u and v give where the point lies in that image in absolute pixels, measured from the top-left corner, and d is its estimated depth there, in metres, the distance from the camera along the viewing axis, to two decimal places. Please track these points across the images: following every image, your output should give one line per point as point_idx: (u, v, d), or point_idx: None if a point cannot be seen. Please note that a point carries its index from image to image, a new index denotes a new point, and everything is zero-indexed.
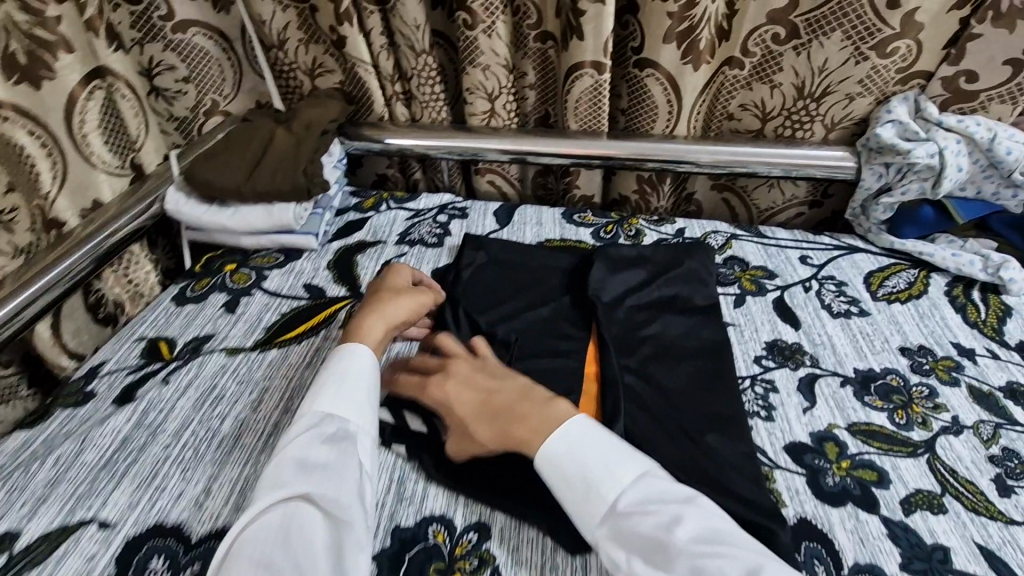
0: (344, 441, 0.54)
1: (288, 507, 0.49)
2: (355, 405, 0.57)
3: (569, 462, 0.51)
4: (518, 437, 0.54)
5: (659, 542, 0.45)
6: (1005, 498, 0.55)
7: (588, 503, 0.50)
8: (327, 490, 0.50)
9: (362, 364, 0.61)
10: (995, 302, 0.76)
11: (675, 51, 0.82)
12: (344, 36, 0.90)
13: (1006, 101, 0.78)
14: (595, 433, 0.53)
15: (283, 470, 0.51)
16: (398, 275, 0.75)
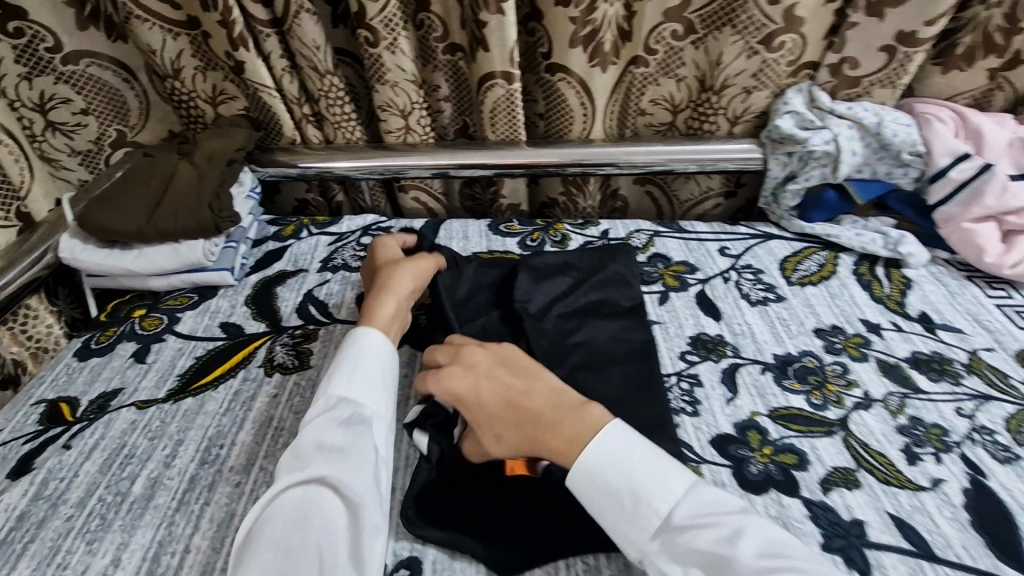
0: (359, 425, 0.58)
1: (307, 488, 0.52)
2: (368, 390, 0.60)
3: (614, 472, 0.51)
4: (544, 443, 0.54)
5: (720, 559, 0.45)
6: (913, 466, 0.58)
7: (637, 520, 0.49)
8: (344, 472, 0.53)
9: (374, 346, 0.64)
10: (897, 276, 0.81)
11: (582, 55, 0.83)
12: (242, 61, 0.86)
13: (887, 86, 0.82)
14: (635, 445, 0.52)
15: (303, 451, 0.55)
16: (388, 251, 0.80)
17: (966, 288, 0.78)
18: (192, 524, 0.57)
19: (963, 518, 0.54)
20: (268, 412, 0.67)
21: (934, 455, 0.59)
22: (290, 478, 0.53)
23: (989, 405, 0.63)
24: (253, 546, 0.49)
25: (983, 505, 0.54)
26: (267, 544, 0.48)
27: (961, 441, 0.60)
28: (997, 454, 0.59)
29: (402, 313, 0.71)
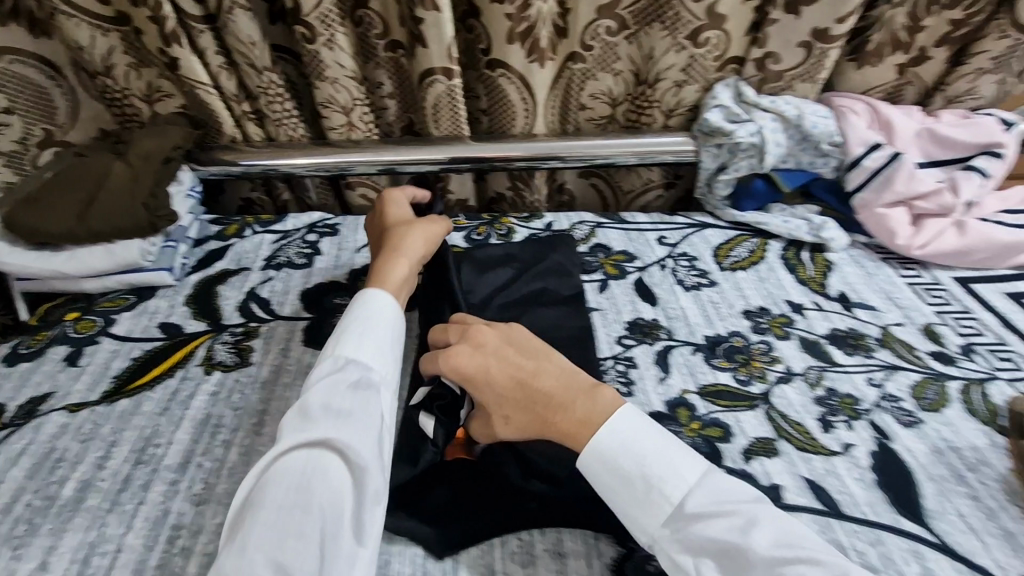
0: (365, 390, 0.56)
1: (309, 449, 0.51)
2: (375, 355, 0.59)
3: (627, 458, 0.50)
4: (555, 426, 0.53)
5: (735, 549, 0.45)
6: (827, 433, 0.62)
7: (650, 506, 0.49)
8: (350, 437, 0.52)
9: (383, 310, 0.63)
10: (820, 260, 0.86)
11: (520, 51, 0.84)
12: (176, 57, 0.84)
13: (807, 80, 0.87)
14: (650, 433, 0.51)
15: (309, 412, 0.53)
16: (395, 210, 0.76)
17: (882, 269, 0.84)
18: (124, 523, 0.56)
19: (869, 479, 0.58)
20: (207, 409, 0.67)
21: (846, 423, 0.63)
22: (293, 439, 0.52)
23: (897, 375, 0.68)
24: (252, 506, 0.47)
25: (887, 465, 0.59)
26: (267, 504, 0.47)
27: (870, 408, 0.64)
28: (902, 419, 0.63)
29: (412, 278, 0.70)
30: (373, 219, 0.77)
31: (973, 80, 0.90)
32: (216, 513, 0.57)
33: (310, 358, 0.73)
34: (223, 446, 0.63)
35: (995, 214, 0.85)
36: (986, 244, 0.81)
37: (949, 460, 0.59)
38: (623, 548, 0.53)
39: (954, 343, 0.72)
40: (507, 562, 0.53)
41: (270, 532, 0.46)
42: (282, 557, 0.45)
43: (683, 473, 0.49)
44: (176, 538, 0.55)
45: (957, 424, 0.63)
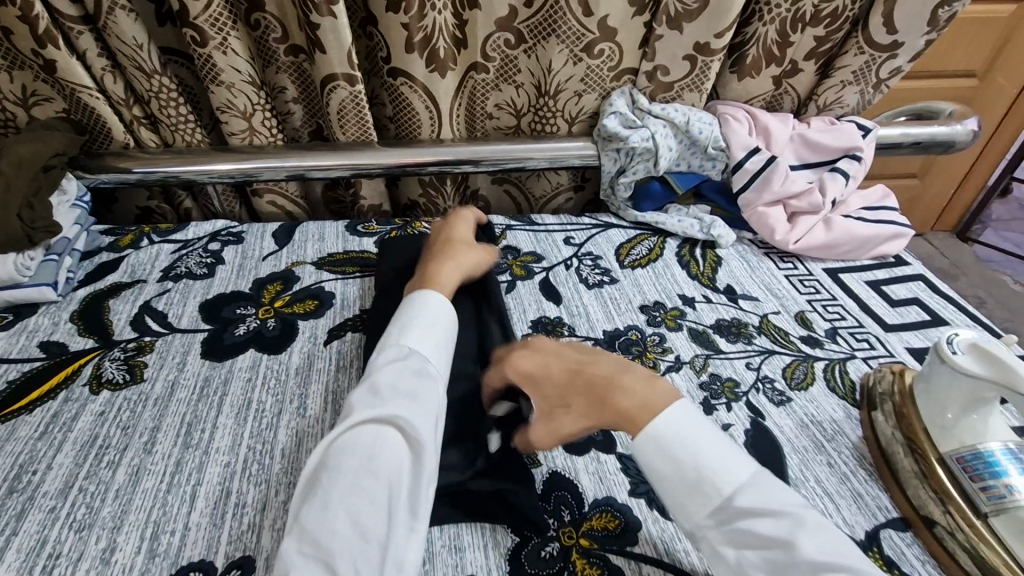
0: (425, 377, 0.59)
1: (377, 424, 0.53)
2: (434, 350, 0.62)
3: (681, 449, 0.52)
4: (612, 410, 0.57)
5: (781, 549, 0.46)
6: (708, 415, 0.67)
7: (700, 496, 0.50)
8: (413, 417, 0.54)
9: (439, 311, 0.66)
10: (711, 256, 0.93)
11: (420, 61, 0.86)
12: (52, 60, 0.80)
13: (693, 90, 0.94)
14: (708, 435, 0.53)
15: (379, 390, 0.56)
16: (462, 227, 0.82)
17: (763, 262, 0.92)
18: None
19: None
20: (93, 430, 0.63)
21: (726, 405, 0.69)
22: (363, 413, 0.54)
23: (772, 358, 0.75)
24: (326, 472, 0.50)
25: (760, 441, 0.65)
26: (339, 471, 0.50)
27: (748, 390, 0.71)
28: (774, 398, 0.70)
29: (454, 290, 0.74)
30: (438, 226, 0.83)
31: (838, 90, 1.00)
32: (98, 538, 0.54)
33: (208, 371, 0.70)
34: (109, 467, 0.60)
35: (856, 211, 0.96)
36: (850, 238, 0.91)
37: (812, 433, 0.66)
38: (519, 536, 0.56)
39: (822, 327, 0.80)
40: None
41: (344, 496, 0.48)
42: (356, 517, 0.48)
43: (736, 474, 0.50)
44: (53, 567, 0.52)
45: (819, 400, 0.70)
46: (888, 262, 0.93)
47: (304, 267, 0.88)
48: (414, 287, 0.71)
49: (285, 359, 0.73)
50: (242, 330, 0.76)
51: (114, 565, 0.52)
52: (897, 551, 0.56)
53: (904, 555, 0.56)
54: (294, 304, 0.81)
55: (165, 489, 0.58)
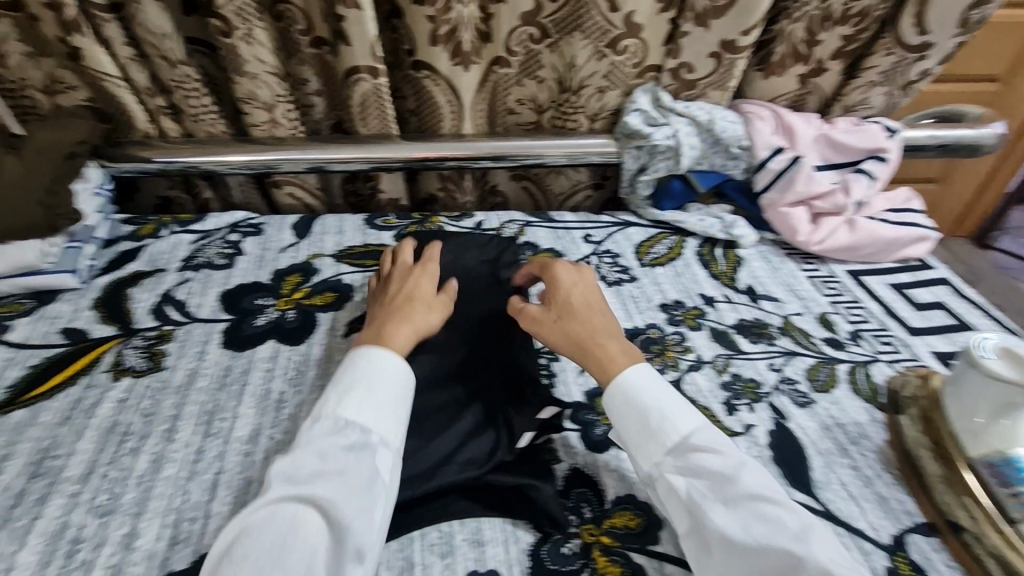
0: (359, 449, 0.54)
1: (293, 504, 0.49)
2: (377, 418, 0.56)
3: (653, 394, 0.58)
4: (592, 347, 0.63)
5: (724, 481, 0.52)
6: (730, 415, 0.66)
7: (660, 434, 0.56)
8: (335, 497, 0.49)
9: (388, 373, 0.59)
10: (732, 256, 0.92)
11: (444, 54, 0.86)
12: (78, 48, 0.80)
13: (717, 88, 0.93)
14: (661, 385, 0.59)
15: (304, 464, 0.51)
16: (428, 281, 0.73)
17: (785, 263, 0.91)
18: (17, 541, 0.52)
19: (766, 455, 0.62)
20: (115, 417, 0.63)
21: (748, 405, 0.68)
22: (278, 492, 0.50)
23: (795, 360, 0.74)
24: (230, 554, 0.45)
25: (783, 442, 0.64)
26: (243, 555, 0.45)
27: (770, 391, 0.69)
28: (797, 400, 0.69)
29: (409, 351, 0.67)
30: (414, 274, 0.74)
31: (864, 91, 0.99)
32: (121, 524, 0.54)
33: (228, 361, 0.70)
34: (130, 454, 0.60)
35: (881, 212, 0.94)
36: (873, 240, 0.89)
37: (835, 435, 0.65)
38: (539, 533, 0.55)
39: (845, 329, 0.79)
40: (426, 553, 0.53)
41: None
42: None
43: (686, 419, 0.57)
44: (75, 552, 0.52)
45: (843, 402, 0.69)
46: (911, 266, 0.92)
47: (323, 259, 0.88)
48: (363, 340, 0.64)
49: (305, 350, 0.73)
50: (262, 320, 0.76)
51: (138, 551, 0.52)
52: (924, 556, 0.55)
53: (930, 560, 0.55)
54: (314, 296, 0.81)
55: (187, 477, 0.58)
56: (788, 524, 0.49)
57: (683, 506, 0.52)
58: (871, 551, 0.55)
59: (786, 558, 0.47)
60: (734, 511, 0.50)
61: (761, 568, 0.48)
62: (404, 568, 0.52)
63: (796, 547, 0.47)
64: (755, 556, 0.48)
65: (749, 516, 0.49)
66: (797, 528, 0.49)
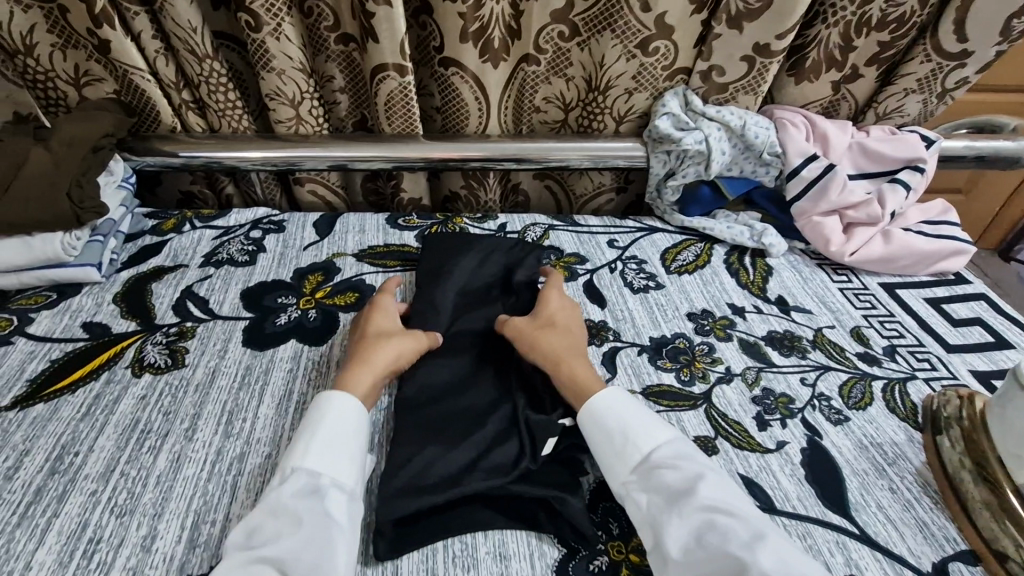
0: (312, 496, 0.51)
1: (249, 568, 0.46)
2: (326, 460, 0.54)
3: (618, 411, 0.58)
4: (565, 365, 0.63)
5: (683, 495, 0.51)
6: (762, 430, 0.64)
7: (624, 450, 0.55)
8: (291, 553, 0.47)
9: (334, 412, 0.57)
10: (761, 265, 0.89)
11: (473, 51, 0.84)
12: (106, 40, 0.80)
13: (748, 92, 0.92)
14: (627, 400, 0.59)
15: (254, 524, 0.49)
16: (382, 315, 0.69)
17: (817, 274, 0.88)
18: (34, 539, 0.51)
19: (800, 474, 0.59)
20: (135, 414, 0.62)
21: (780, 421, 0.65)
22: (236, 557, 0.47)
23: (828, 374, 0.71)
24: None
25: (817, 461, 0.61)
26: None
27: (803, 407, 0.67)
28: (831, 417, 0.66)
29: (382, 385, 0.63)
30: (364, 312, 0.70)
31: (900, 98, 0.97)
32: (139, 525, 0.53)
33: (249, 360, 0.69)
34: (150, 452, 0.59)
35: (916, 224, 0.91)
36: (908, 252, 0.87)
37: (872, 455, 0.62)
38: (565, 548, 0.53)
39: (880, 344, 0.76)
40: (449, 565, 0.51)
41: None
42: None
43: (648, 433, 0.56)
44: (94, 552, 0.50)
45: (879, 420, 0.66)
46: (947, 279, 0.89)
47: (345, 259, 0.87)
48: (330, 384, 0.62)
49: (326, 350, 0.71)
50: (283, 320, 0.75)
51: (155, 553, 0.51)
52: None
53: None
54: (335, 295, 0.80)
55: (207, 478, 0.57)
56: (739, 533, 0.47)
57: (645, 521, 0.51)
58: None
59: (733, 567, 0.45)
60: (687, 523, 0.49)
61: None
62: None
63: (743, 557, 0.45)
64: (707, 567, 0.47)
65: (702, 528, 0.48)
66: (748, 537, 0.47)
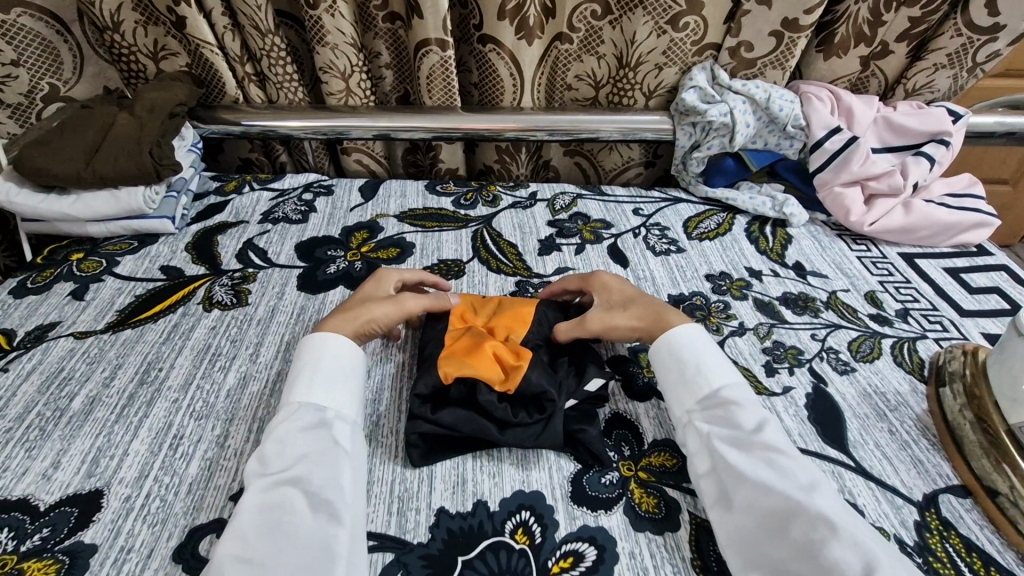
0: (318, 428, 0.56)
1: (275, 490, 0.51)
2: (327, 394, 0.59)
3: (690, 350, 0.62)
4: (665, 313, 0.67)
5: (746, 432, 0.55)
6: (770, 376, 0.68)
7: (692, 387, 0.60)
8: (306, 474, 0.52)
9: (326, 353, 0.62)
10: (781, 233, 0.93)
11: (510, 29, 0.90)
12: (184, 16, 0.89)
13: (776, 67, 0.95)
14: (707, 340, 0.64)
15: (268, 450, 0.54)
16: (369, 282, 0.73)
17: (836, 244, 0.91)
18: (129, 432, 0.60)
19: (803, 415, 0.64)
20: (207, 340, 0.71)
21: (788, 368, 0.70)
22: (258, 481, 0.52)
23: (838, 332, 0.75)
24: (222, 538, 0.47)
25: (820, 403, 0.65)
26: (241, 542, 0.47)
27: (812, 357, 0.71)
28: (838, 367, 0.70)
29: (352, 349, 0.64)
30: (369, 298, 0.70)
31: (930, 74, 0.98)
32: (215, 426, 0.61)
33: (304, 301, 0.78)
34: (220, 371, 0.67)
35: (939, 197, 0.93)
36: (929, 223, 0.89)
37: (875, 401, 0.66)
38: (580, 463, 0.59)
39: (893, 308, 0.79)
40: (477, 472, 0.58)
41: (245, 563, 0.45)
42: None
43: (722, 375, 0.60)
44: (178, 445, 0.59)
45: (884, 371, 0.70)
46: (968, 251, 0.90)
47: (388, 219, 0.94)
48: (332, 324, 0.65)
49: None
50: (333, 269, 0.84)
51: (229, 448, 0.59)
52: (955, 513, 0.56)
53: (962, 518, 0.55)
54: (379, 250, 0.88)
55: (269, 393, 0.65)
56: (798, 476, 0.51)
57: (703, 448, 0.56)
58: (902, 506, 0.56)
59: (788, 501, 0.49)
60: (748, 458, 0.53)
61: (763, 507, 0.50)
62: (458, 482, 0.57)
63: (798, 493, 0.49)
64: (761, 497, 0.50)
65: (762, 464, 0.53)
66: (806, 481, 0.50)
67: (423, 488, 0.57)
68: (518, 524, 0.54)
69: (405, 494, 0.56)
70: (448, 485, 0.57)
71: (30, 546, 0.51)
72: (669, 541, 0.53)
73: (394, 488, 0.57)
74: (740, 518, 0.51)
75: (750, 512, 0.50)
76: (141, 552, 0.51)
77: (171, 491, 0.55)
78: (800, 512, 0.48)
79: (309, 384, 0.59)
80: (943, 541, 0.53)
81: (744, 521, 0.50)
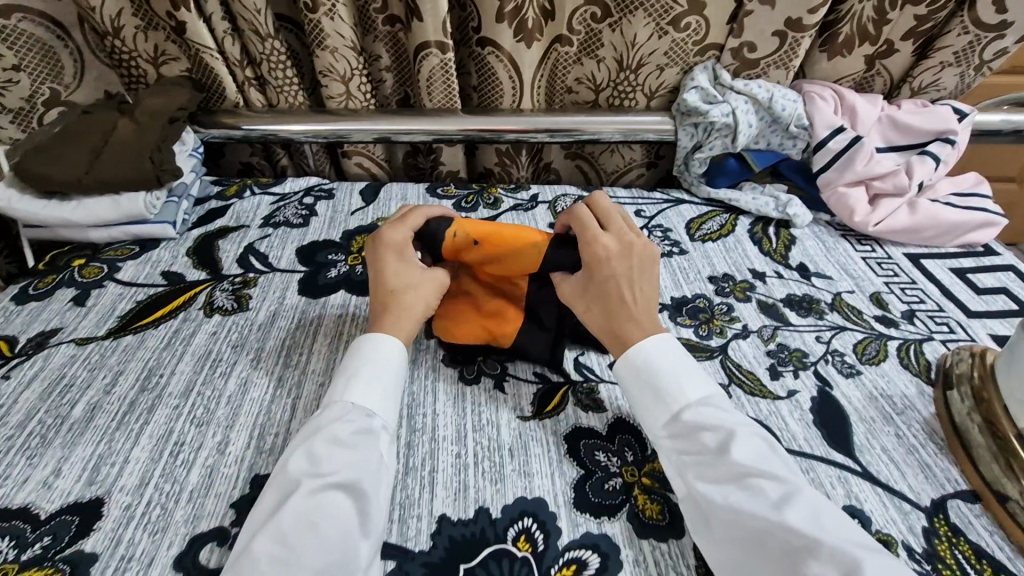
0: (366, 432, 0.56)
1: (323, 491, 0.50)
2: (381, 401, 0.59)
3: (658, 369, 0.59)
4: (620, 328, 0.62)
5: (714, 454, 0.53)
6: (774, 379, 0.68)
7: (656, 410, 0.58)
8: (352, 479, 0.51)
9: (386, 357, 0.61)
10: (785, 234, 0.92)
11: (508, 31, 0.90)
12: (183, 22, 0.88)
13: (780, 67, 0.94)
14: (674, 352, 0.60)
15: (317, 449, 0.53)
16: (395, 262, 0.67)
17: (840, 244, 0.90)
18: (130, 440, 0.60)
19: (809, 418, 0.63)
20: (208, 346, 0.71)
21: (793, 371, 0.69)
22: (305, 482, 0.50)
23: (844, 334, 0.74)
24: (258, 537, 0.46)
25: (826, 407, 0.65)
26: (274, 545, 0.46)
27: (817, 360, 0.70)
28: (843, 369, 0.69)
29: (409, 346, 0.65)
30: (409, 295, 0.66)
31: (936, 72, 0.97)
32: (215, 433, 0.61)
33: (305, 305, 0.78)
34: (222, 377, 0.67)
35: (945, 196, 0.92)
36: (935, 222, 0.88)
37: (881, 405, 0.65)
38: (582, 468, 0.59)
39: (898, 309, 0.78)
40: (478, 478, 0.58)
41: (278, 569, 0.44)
42: None
43: (686, 393, 0.58)
44: (179, 452, 0.59)
45: (891, 374, 0.69)
46: (975, 251, 0.89)
47: None
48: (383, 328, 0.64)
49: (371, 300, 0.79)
50: (334, 273, 0.84)
51: (230, 455, 0.59)
52: (964, 519, 0.55)
53: (971, 523, 0.54)
54: None
55: (270, 399, 0.65)
56: (769, 493, 0.49)
57: (677, 473, 0.54)
58: (910, 511, 0.55)
59: (762, 524, 0.47)
60: (717, 481, 0.51)
61: (741, 530, 0.48)
62: (459, 489, 0.57)
63: (772, 513, 0.47)
64: (738, 521, 0.48)
65: (734, 485, 0.50)
66: (777, 497, 0.48)
67: (424, 494, 0.56)
68: (520, 531, 0.53)
69: (406, 502, 0.56)
70: (450, 492, 0.57)
71: (31, 555, 0.51)
72: (673, 548, 0.53)
73: (394, 495, 0.56)
74: (725, 542, 0.49)
75: (730, 535, 0.49)
76: (141, 561, 0.50)
77: (171, 500, 0.55)
78: (776, 534, 0.46)
79: (365, 388, 0.59)
80: (952, 548, 0.52)
81: (728, 545, 0.49)
